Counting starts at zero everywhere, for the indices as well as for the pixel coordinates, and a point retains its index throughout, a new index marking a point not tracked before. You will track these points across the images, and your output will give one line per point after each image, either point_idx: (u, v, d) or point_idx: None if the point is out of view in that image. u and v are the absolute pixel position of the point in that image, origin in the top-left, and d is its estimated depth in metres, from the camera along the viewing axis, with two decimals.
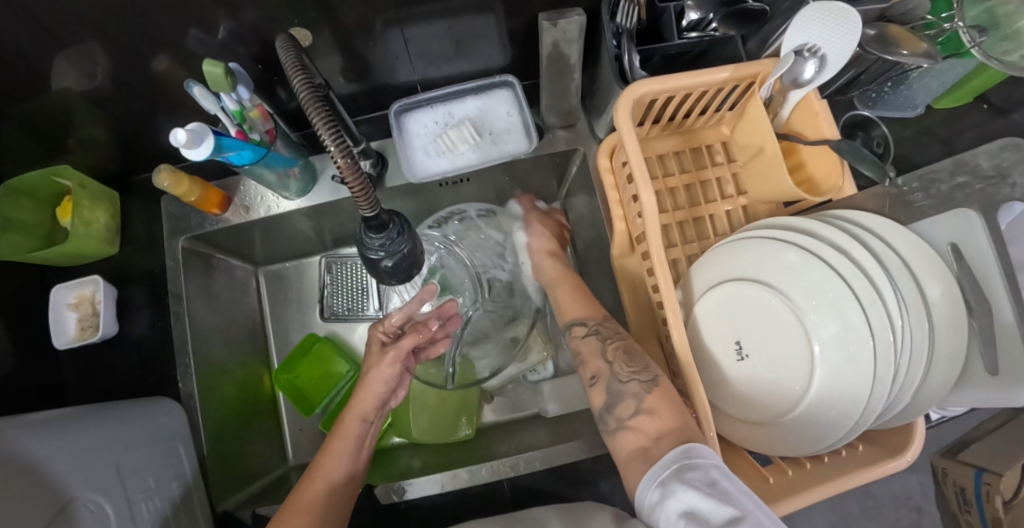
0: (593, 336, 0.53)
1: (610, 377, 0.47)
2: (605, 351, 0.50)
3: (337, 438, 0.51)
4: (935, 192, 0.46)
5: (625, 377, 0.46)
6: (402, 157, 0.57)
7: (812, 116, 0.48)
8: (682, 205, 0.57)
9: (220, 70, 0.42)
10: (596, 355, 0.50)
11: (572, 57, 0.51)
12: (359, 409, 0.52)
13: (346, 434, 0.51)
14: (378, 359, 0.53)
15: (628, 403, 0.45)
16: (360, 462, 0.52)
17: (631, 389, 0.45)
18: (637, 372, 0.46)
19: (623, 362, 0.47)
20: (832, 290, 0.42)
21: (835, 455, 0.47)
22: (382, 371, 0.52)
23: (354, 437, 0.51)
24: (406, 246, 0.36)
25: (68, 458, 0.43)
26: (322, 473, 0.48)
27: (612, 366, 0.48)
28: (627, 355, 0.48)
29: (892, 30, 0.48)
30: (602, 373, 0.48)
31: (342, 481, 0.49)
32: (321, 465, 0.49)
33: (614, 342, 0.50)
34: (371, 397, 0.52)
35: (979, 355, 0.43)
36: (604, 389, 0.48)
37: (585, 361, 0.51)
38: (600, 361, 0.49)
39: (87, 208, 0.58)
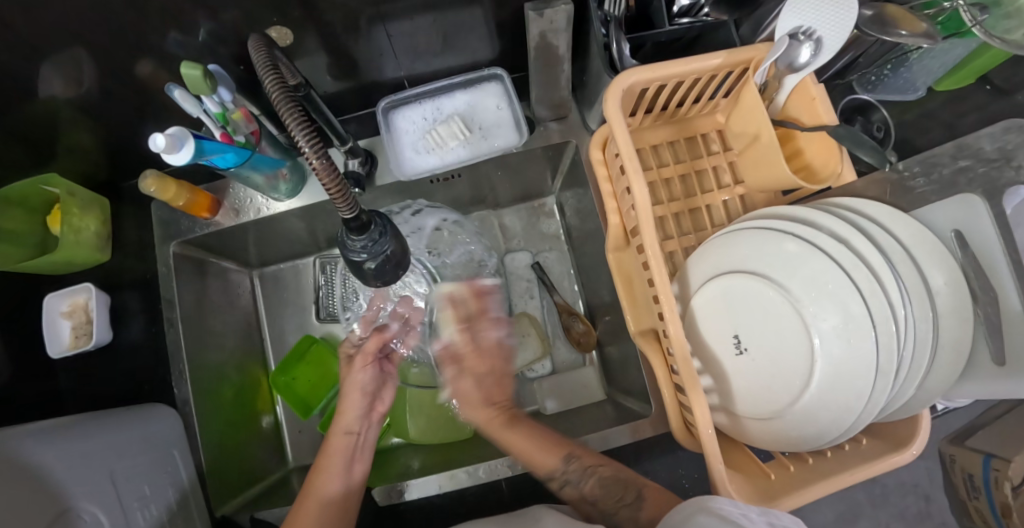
0: (572, 483, 0.49)
1: (605, 517, 0.47)
2: (586, 493, 0.48)
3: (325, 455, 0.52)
4: (937, 177, 0.44)
5: (613, 509, 0.47)
6: (392, 155, 0.56)
7: (809, 102, 0.46)
8: (677, 196, 0.56)
9: (198, 72, 0.42)
10: (586, 472, 0.49)
11: (561, 48, 0.50)
12: (345, 421, 0.54)
13: (336, 449, 0.52)
14: (348, 370, 0.56)
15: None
16: (359, 474, 0.53)
17: (625, 518, 0.46)
18: (623, 498, 0.47)
19: (604, 498, 0.48)
20: (831, 281, 0.41)
21: (837, 448, 0.46)
22: (359, 377, 0.55)
23: (343, 451, 0.52)
24: (389, 246, 0.35)
25: (63, 468, 0.42)
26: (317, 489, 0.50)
27: (597, 504, 0.48)
28: (607, 487, 0.48)
29: (889, 10, 0.46)
30: (593, 517, 0.48)
31: (336, 496, 0.50)
32: (315, 483, 0.50)
33: (589, 481, 0.49)
34: (352, 410, 0.54)
35: (985, 345, 0.42)
36: (602, 522, 0.48)
37: (573, 504, 0.50)
38: (586, 505, 0.49)
39: (77, 215, 0.58)
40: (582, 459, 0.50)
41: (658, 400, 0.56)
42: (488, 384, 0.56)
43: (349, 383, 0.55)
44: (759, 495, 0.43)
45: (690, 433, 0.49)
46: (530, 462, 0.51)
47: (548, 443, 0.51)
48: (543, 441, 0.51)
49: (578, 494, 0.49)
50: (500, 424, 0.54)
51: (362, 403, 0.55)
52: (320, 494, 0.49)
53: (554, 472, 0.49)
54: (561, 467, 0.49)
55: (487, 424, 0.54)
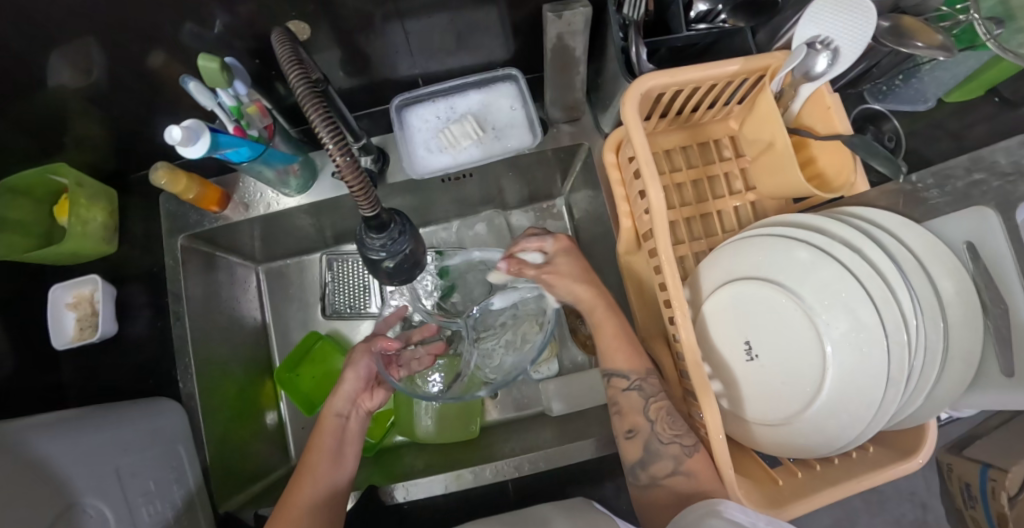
0: (635, 391, 0.49)
1: (652, 436, 0.46)
2: (648, 409, 0.47)
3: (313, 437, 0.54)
4: (951, 189, 0.45)
5: (665, 438, 0.46)
6: (404, 153, 0.56)
7: (823, 110, 0.47)
8: (689, 201, 0.56)
9: (215, 65, 0.41)
10: (636, 411, 0.48)
11: (577, 50, 0.50)
12: (334, 405, 0.55)
13: (325, 430, 0.54)
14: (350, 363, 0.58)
15: (665, 463, 0.45)
16: (348, 458, 0.53)
17: (670, 451, 0.45)
18: (681, 436, 0.45)
19: (664, 423, 0.46)
20: (843, 289, 0.41)
21: (845, 455, 0.46)
22: (353, 362, 0.58)
23: (332, 432, 0.53)
24: (408, 246, 0.35)
25: (67, 462, 0.42)
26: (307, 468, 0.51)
27: (654, 425, 0.47)
28: (670, 416, 0.46)
29: (906, 21, 0.46)
30: (642, 429, 0.47)
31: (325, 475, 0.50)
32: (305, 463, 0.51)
33: (658, 402, 0.47)
34: (334, 401, 0.56)
35: (995, 356, 0.42)
36: (643, 444, 0.47)
37: (623, 413, 0.49)
38: (641, 416, 0.48)
39: (84, 206, 0.57)
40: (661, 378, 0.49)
41: None
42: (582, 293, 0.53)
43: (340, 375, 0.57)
44: (768, 502, 0.43)
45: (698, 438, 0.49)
46: (607, 356, 0.51)
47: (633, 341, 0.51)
48: (629, 337, 0.51)
49: (640, 405, 0.48)
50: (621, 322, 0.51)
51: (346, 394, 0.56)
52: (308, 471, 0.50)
53: (626, 374, 0.49)
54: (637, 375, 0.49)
55: (608, 314, 0.52)
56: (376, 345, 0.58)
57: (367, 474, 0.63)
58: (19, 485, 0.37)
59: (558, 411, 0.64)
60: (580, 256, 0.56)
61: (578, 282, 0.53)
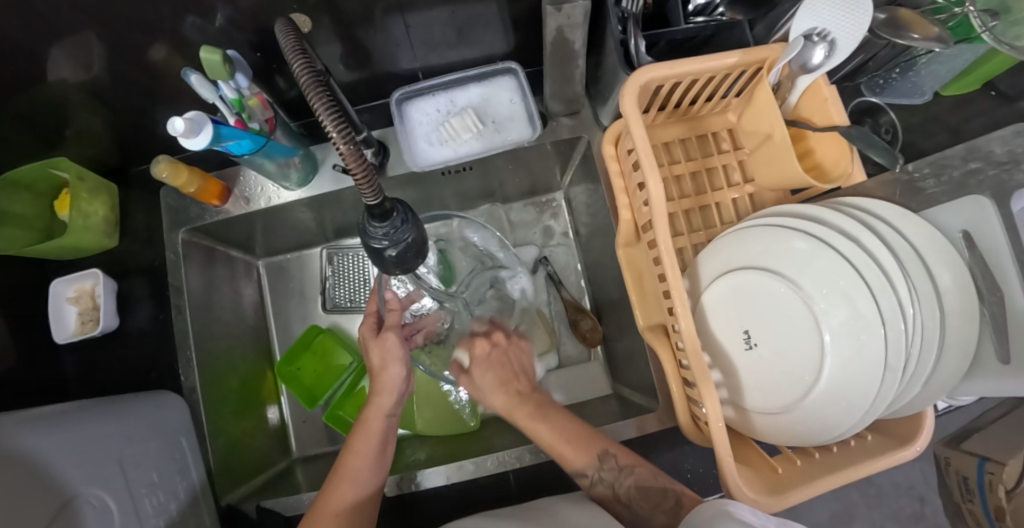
0: (600, 484, 0.46)
1: (636, 519, 0.44)
2: (620, 494, 0.45)
3: (355, 439, 0.49)
4: (947, 178, 0.45)
5: (648, 510, 0.43)
6: (405, 146, 0.56)
7: (820, 103, 0.47)
8: (688, 194, 0.56)
9: (217, 57, 0.42)
10: (611, 500, 0.45)
11: (577, 43, 0.50)
12: (381, 404, 0.51)
13: (370, 432, 0.49)
14: (381, 346, 0.52)
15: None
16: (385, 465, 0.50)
17: (659, 517, 0.42)
18: (658, 503, 0.43)
19: (638, 499, 0.44)
20: (842, 278, 0.41)
21: (843, 444, 0.47)
22: (395, 353, 0.52)
23: (377, 435, 0.49)
24: (410, 234, 0.36)
25: (68, 455, 0.42)
26: (349, 473, 0.46)
27: (630, 506, 0.44)
28: (642, 489, 0.44)
29: (902, 14, 0.47)
30: (625, 515, 0.45)
31: (369, 481, 0.47)
32: (348, 465, 0.47)
33: (625, 483, 0.45)
34: (377, 401, 0.51)
35: (991, 343, 0.42)
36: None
37: (603, 507, 0.46)
38: (619, 507, 0.45)
39: (85, 201, 0.57)
40: (618, 458, 0.46)
41: (666, 395, 0.57)
42: (501, 369, 0.55)
43: (380, 372, 0.52)
44: (768, 490, 0.43)
45: (697, 426, 0.50)
46: (558, 459, 0.48)
47: (585, 438, 0.48)
48: (572, 432, 0.48)
49: (611, 495, 0.45)
50: (526, 411, 0.51)
51: (389, 397, 0.51)
52: (354, 475, 0.46)
53: (585, 471, 0.46)
54: (593, 470, 0.46)
55: (535, 424, 0.50)
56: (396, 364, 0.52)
57: None
58: (23, 477, 0.37)
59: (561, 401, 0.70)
60: (505, 361, 0.56)
61: (494, 393, 0.54)
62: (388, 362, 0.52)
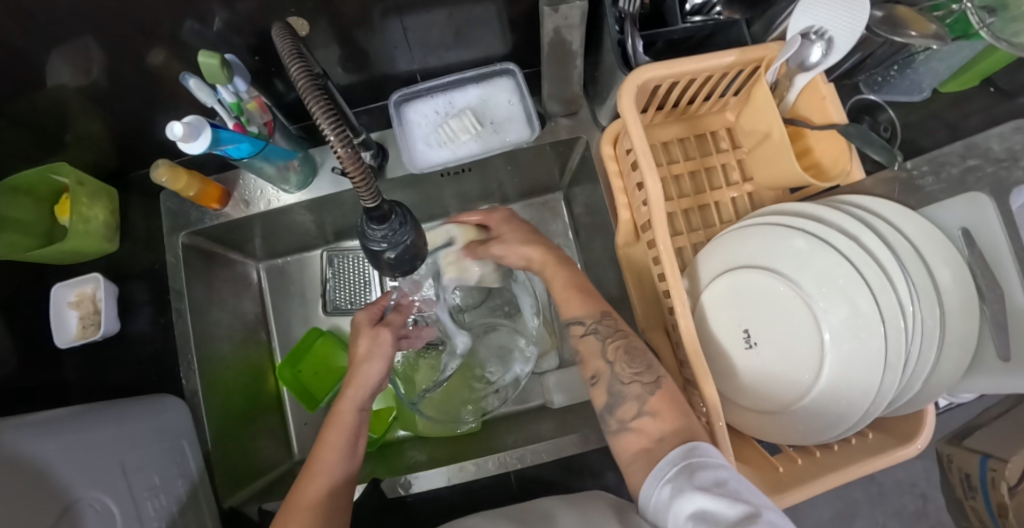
0: (592, 335, 0.48)
1: (610, 377, 0.45)
2: (606, 350, 0.46)
3: (327, 432, 0.48)
4: (946, 175, 0.46)
5: (626, 378, 0.44)
6: (403, 147, 0.57)
7: (818, 101, 0.47)
8: (687, 194, 0.56)
9: (215, 61, 0.42)
10: (596, 355, 0.47)
11: (574, 43, 0.50)
12: (355, 397, 0.49)
13: (343, 424, 0.48)
14: (374, 344, 0.50)
15: (630, 405, 0.43)
16: (358, 456, 0.49)
17: (632, 391, 0.43)
18: (640, 373, 0.43)
19: (622, 362, 0.45)
20: (841, 276, 0.41)
21: (844, 442, 0.47)
22: (380, 346, 0.50)
23: (350, 429, 0.48)
24: (408, 237, 0.36)
25: (65, 459, 0.41)
26: (321, 467, 0.45)
27: (613, 366, 0.45)
28: (628, 355, 0.45)
29: (900, 12, 0.47)
30: (602, 373, 0.46)
31: (340, 476, 0.46)
32: (318, 458, 0.46)
33: (614, 341, 0.46)
34: (351, 393, 0.49)
35: (991, 341, 0.42)
36: (605, 389, 0.45)
37: (584, 360, 0.48)
38: (601, 360, 0.46)
39: (85, 205, 0.57)
40: (617, 320, 0.48)
41: None
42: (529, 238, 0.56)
43: (360, 363, 0.50)
44: (768, 488, 0.43)
45: None
46: (562, 304, 0.51)
47: (591, 294, 0.50)
48: (586, 288, 0.50)
49: (597, 347, 0.47)
50: (553, 262, 0.53)
51: (362, 390, 0.49)
52: (323, 468, 0.45)
53: (583, 318, 0.48)
54: (593, 319, 0.48)
55: (557, 268, 0.52)
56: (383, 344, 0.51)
57: (371, 467, 0.64)
58: (26, 483, 0.37)
59: (560, 403, 0.65)
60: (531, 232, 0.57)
61: (523, 245, 0.55)
62: (372, 356, 0.50)
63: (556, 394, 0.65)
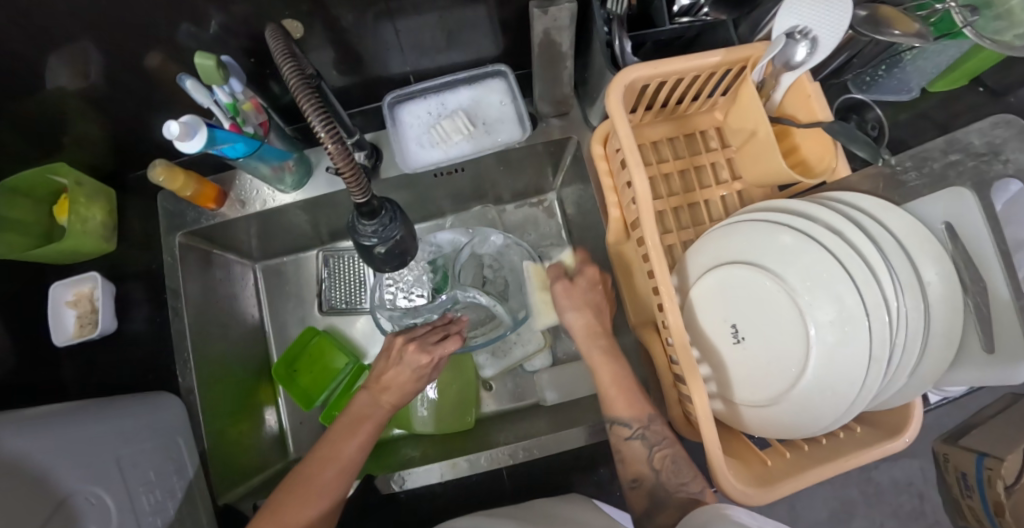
0: (638, 441, 0.49)
1: (658, 487, 0.47)
2: (652, 458, 0.48)
3: (319, 459, 0.49)
4: (928, 170, 0.46)
5: (674, 487, 0.47)
6: (397, 148, 0.57)
7: (804, 99, 0.48)
8: (676, 192, 0.57)
9: (211, 62, 0.43)
10: (641, 462, 0.49)
11: (564, 45, 0.50)
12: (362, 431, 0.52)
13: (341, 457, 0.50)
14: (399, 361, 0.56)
15: (673, 513, 0.45)
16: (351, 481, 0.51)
17: (678, 500, 0.46)
18: (687, 483, 0.47)
19: (669, 471, 0.47)
20: (825, 271, 0.42)
21: (832, 436, 0.47)
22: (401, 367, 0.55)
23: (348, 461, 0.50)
24: (398, 232, 0.38)
25: (59, 459, 0.42)
26: (316, 489, 0.48)
27: (659, 475, 0.48)
28: (675, 464, 0.48)
29: (883, 11, 0.48)
30: (646, 480, 0.48)
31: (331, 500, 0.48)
32: (317, 476, 0.48)
33: (661, 450, 0.48)
34: (355, 438, 0.51)
35: (975, 334, 0.43)
36: (647, 495, 0.48)
37: (626, 461, 0.50)
38: (644, 466, 0.48)
39: (83, 205, 0.58)
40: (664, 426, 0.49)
41: (658, 391, 0.57)
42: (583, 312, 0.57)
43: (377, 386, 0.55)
44: (756, 481, 0.43)
45: (688, 420, 0.50)
46: (610, 403, 0.51)
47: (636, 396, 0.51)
48: (631, 390, 0.51)
49: (643, 454, 0.49)
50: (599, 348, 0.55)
51: (362, 437, 0.52)
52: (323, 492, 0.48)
53: (631, 422, 0.49)
54: (644, 420, 0.49)
55: (606, 356, 0.54)
56: (408, 356, 0.55)
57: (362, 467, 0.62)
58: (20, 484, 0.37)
59: (551, 400, 0.67)
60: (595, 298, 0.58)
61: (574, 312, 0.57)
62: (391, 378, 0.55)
63: (549, 392, 0.67)
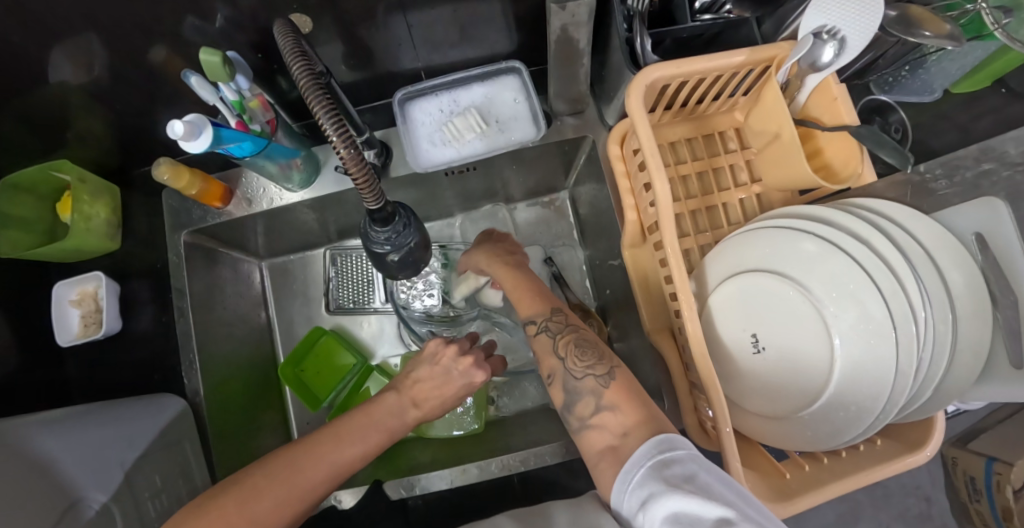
0: (544, 333, 0.47)
1: (566, 374, 0.43)
2: (558, 347, 0.45)
3: (311, 454, 0.40)
4: (960, 179, 0.46)
5: (579, 373, 0.43)
6: (407, 146, 0.56)
7: (830, 102, 0.46)
8: (694, 194, 0.55)
9: (217, 58, 0.41)
10: (550, 353, 0.45)
11: (581, 42, 0.49)
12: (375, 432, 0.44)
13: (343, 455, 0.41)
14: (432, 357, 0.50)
15: (587, 401, 0.41)
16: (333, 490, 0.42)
17: (588, 386, 0.42)
18: (591, 366, 0.42)
19: (574, 357, 0.44)
20: (851, 281, 0.41)
21: (852, 449, 0.46)
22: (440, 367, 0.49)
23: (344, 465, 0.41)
24: (412, 239, 0.36)
25: (75, 461, 0.46)
26: (297, 484, 0.39)
27: (565, 363, 0.44)
28: (579, 349, 0.44)
29: (914, 11, 0.46)
30: (557, 371, 0.44)
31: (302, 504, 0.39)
32: (306, 472, 0.39)
33: (565, 336, 0.46)
34: (359, 444, 0.43)
35: (1003, 348, 0.42)
36: (561, 387, 0.43)
37: (539, 359, 0.46)
38: (554, 358, 0.45)
39: (87, 203, 0.57)
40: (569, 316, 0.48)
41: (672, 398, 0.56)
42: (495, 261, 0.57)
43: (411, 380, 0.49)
44: (774, 495, 0.42)
45: (704, 431, 0.49)
46: (516, 305, 0.50)
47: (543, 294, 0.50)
48: (538, 289, 0.51)
49: (550, 345, 0.46)
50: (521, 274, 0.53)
51: (370, 443, 0.43)
52: (307, 495, 0.39)
53: (536, 317, 0.48)
54: (543, 315, 0.48)
55: (508, 270, 0.53)
56: (461, 369, 0.49)
57: (371, 470, 0.63)
58: (10, 491, 0.39)
59: None
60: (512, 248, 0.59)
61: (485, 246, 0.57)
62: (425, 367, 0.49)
63: None
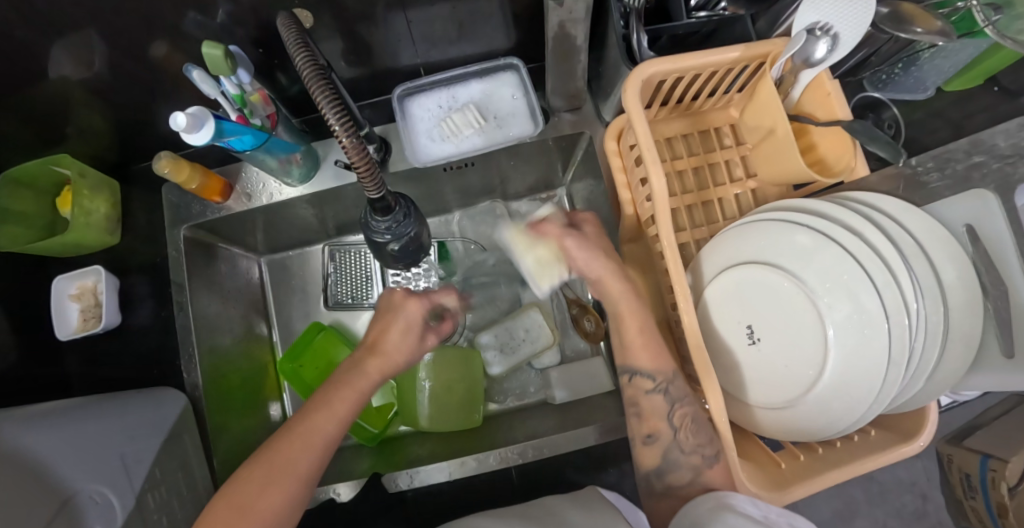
0: (659, 395, 0.46)
1: (672, 444, 0.46)
2: (671, 415, 0.46)
3: (292, 440, 0.43)
4: (950, 171, 0.45)
5: (687, 447, 0.45)
6: (405, 141, 0.56)
7: (824, 97, 0.47)
8: (690, 189, 0.56)
9: (219, 52, 0.41)
10: (659, 417, 0.47)
11: (578, 39, 0.49)
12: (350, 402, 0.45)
13: (318, 428, 0.43)
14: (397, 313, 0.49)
15: (685, 473, 0.45)
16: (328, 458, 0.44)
17: (690, 462, 0.45)
18: (703, 445, 0.44)
19: (688, 433, 0.45)
20: (845, 274, 0.41)
21: (847, 440, 0.46)
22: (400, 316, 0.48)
23: (323, 438, 0.43)
24: (411, 228, 0.37)
25: (64, 454, 0.46)
26: (286, 465, 0.41)
27: (676, 434, 0.46)
28: (694, 423, 0.45)
29: (906, 8, 0.46)
30: (662, 436, 0.46)
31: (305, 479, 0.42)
32: (289, 457, 0.42)
33: (682, 408, 0.45)
34: (332, 418, 0.44)
35: (994, 338, 0.42)
36: (661, 451, 0.46)
37: (644, 415, 0.48)
38: (663, 423, 0.46)
39: (87, 197, 0.57)
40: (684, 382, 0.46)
41: None
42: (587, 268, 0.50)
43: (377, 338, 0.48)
44: (770, 485, 0.43)
45: None
46: (634, 352, 0.47)
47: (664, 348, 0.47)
48: (656, 338, 0.47)
49: (662, 409, 0.46)
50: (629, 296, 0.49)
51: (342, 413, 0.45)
52: (297, 477, 0.41)
53: (652, 379, 0.47)
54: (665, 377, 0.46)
55: (630, 305, 0.48)
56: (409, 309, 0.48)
57: (370, 463, 0.64)
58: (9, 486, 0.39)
59: (561, 398, 0.66)
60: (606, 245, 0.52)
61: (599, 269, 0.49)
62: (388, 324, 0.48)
63: (558, 390, 0.66)
